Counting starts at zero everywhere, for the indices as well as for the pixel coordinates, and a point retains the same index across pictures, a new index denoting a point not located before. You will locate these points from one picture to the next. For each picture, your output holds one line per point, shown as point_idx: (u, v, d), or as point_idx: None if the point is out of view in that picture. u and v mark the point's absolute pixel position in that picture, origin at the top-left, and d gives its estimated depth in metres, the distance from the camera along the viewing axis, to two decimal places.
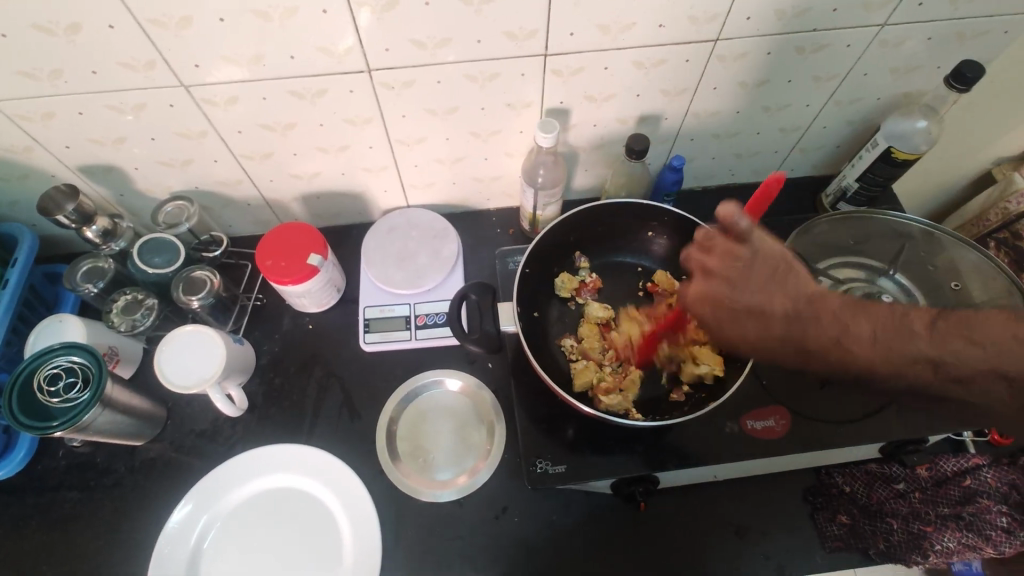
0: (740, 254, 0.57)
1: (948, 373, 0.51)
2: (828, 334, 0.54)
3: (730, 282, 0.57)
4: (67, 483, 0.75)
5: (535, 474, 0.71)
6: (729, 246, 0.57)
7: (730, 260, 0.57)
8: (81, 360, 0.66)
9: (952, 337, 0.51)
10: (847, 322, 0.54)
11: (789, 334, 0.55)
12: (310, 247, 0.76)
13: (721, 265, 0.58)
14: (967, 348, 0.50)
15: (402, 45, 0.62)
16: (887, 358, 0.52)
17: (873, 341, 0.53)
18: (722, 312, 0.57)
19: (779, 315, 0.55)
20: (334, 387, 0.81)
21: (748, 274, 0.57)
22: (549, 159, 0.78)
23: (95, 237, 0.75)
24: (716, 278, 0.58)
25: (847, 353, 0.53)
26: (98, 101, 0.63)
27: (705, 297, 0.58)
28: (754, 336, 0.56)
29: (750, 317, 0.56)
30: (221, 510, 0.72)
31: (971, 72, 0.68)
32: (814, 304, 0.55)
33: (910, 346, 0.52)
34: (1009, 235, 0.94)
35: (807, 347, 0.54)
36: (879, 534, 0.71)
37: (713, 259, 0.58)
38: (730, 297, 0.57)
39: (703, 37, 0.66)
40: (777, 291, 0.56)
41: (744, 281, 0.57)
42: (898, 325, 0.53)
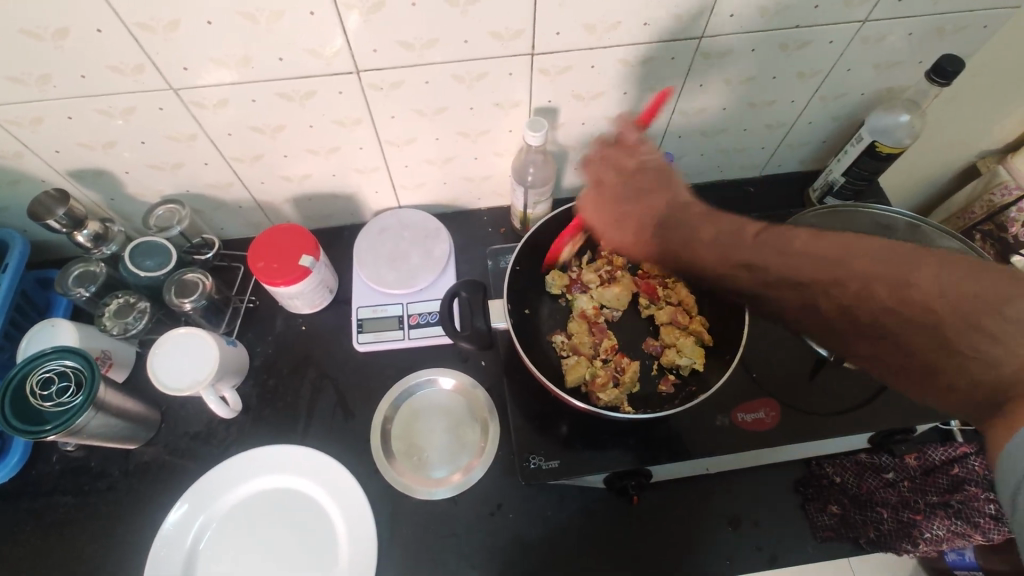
0: (629, 167, 0.60)
1: (757, 279, 0.53)
2: (681, 237, 0.56)
3: (619, 191, 0.60)
4: (61, 488, 0.75)
5: (528, 470, 0.71)
6: (621, 158, 0.61)
7: (621, 172, 0.60)
8: (73, 364, 0.66)
9: (774, 246, 0.53)
10: (699, 229, 0.56)
11: (653, 234, 0.57)
12: (302, 248, 0.76)
13: (613, 178, 0.61)
14: (784, 257, 0.52)
15: (389, 46, 0.62)
16: (724, 261, 0.54)
17: (718, 241, 0.55)
18: (606, 211, 0.60)
19: (650, 216, 0.57)
20: (327, 388, 0.81)
21: (633, 180, 0.60)
22: (538, 158, 0.78)
23: (85, 241, 0.75)
24: (610, 185, 0.60)
25: (690, 252, 0.56)
26: (87, 105, 0.63)
27: (594, 206, 0.61)
28: (632, 239, 0.58)
29: (626, 221, 0.58)
30: (217, 511, 0.72)
31: (952, 66, 0.69)
32: (682, 208, 0.58)
33: (738, 249, 0.54)
34: (993, 227, 0.95)
35: (667, 248, 0.56)
36: (869, 523, 0.72)
37: (607, 172, 0.61)
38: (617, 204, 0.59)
39: (687, 35, 0.67)
40: (651, 196, 0.59)
41: (632, 189, 0.59)
42: (739, 230, 0.55)
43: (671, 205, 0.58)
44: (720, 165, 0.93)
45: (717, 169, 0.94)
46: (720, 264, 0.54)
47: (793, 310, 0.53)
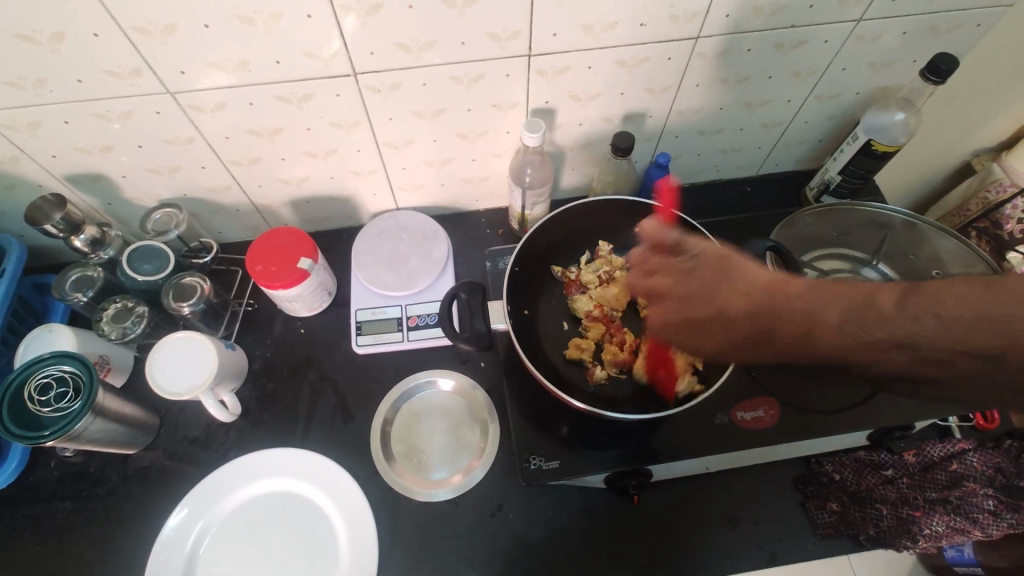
0: (682, 266, 0.59)
1: (925, 357, 0.46)
2: (777, 329, 0.51)
3: (683, 293, 0.57)
4: (60, 493, 0.75)
5: (529, 471, 0.71)
6: (670, 262, 0.60)
7: (677, 275, 0.59)
8: (72, 370, 0.66)
9: (921, 313, 0.46)
10: (796, 315, 0.51)
11: (748, 334, 0.53)
12: (300, 251, 0.76)
13: (671, 283, 0.58)
14: (944, 329, 0.45)
15: (387, 48, 0.62)
16: (853, 343, 0.48)
17: (836, 327, 0.49)
18: (678, 317, 0.57)
19: (734, 313, 0.54)
20: (327, 391, 0.81)
21: (700, 281, 0.57)
22: (536, 159, 0.78)
23: (83, 245, 0.75)
24: (672, 295, 0.58)
25: (798, 339, 0.50)
26: (85, 109, 0.63)
27: (668, 321, 0.58)
28: (720, 345, 0.55)
29: (702, 323, 0.55)
30: (217, 515, 0.72)
31: (946, 63, 0.69)
32: (769, 295, 0.52)
33: (877, 328, 0.47)
34: (989, 224, 0.96)
35: (770, 336, 0.52)
36: (868, 520, 0.72)
37: (665, 279, 0.59)
38: (690, 308, 0.56)
39: (684, 36, 0.67)
40: (726, 291, 0.55)
41: (699, 294, 0.56)
42: (860, 305, 0.48)
43: (754, 296, 0.53)
44: (716, 165, 0.93)
45: (714, 169, 0.95)
46: (859, 350, 0.48)
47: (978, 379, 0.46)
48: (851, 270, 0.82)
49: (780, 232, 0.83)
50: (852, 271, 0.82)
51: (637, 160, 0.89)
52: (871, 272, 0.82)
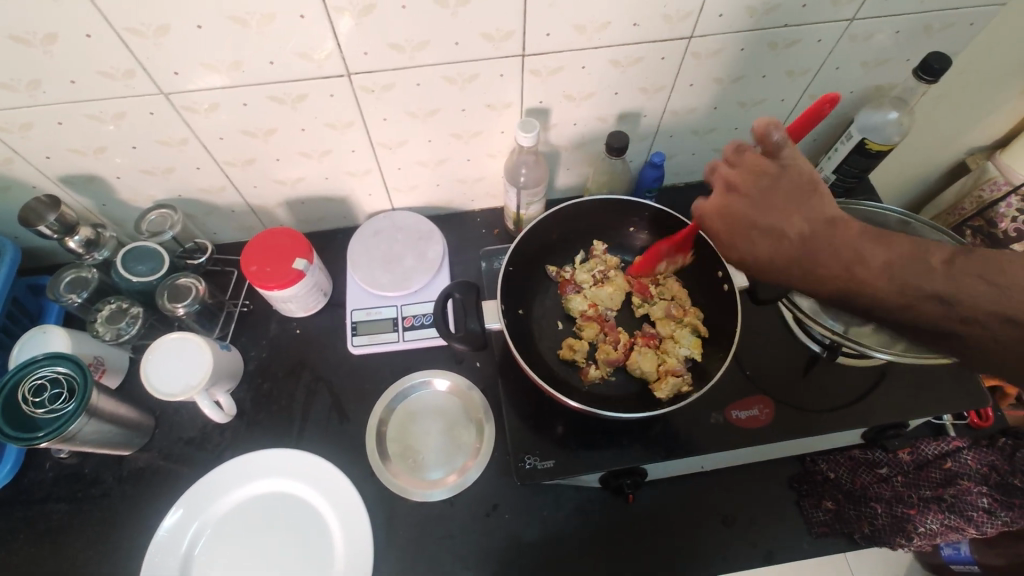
0: (766, 169, 0.53)
1: (955, 315, 0.45)
2: (826, 261, 0.49)
3: (752, 195, 0.53)
4: (55, 495, 0.75)
5: (524, 470, 0.71)
6: (757, 161, 0.54)
7: (756, 175, 0.54)
8: (66, 371, 0.66)
9: (967, 274, 0.45)
10: (852, 249, 0.48)
11: (795, 255, 0.51)
12: (295, 252, 0.76)
13: (745, 182, 0.54)
14: (994, 291, 0.44)
15: (380, 48, 0.63)
16: (894, 289, 0.47)
17: (886, 271, 0.47)
18: (737, 213, 0.54)
19: (792, 232, 0.51)
20: (322, 391, 0.81)
21: (772, 189, 0.52)
22: (530, 158, 0.78)
23: (78, 246, 0.75)
24: (743, 194, 0.54)
25: (846, 275, 0.49)
26: (78, 111, 0.63)
27: (722, 212, 0.56)
28: (765, 256, 0.53)
29: (759, 233, 0.53)
30: (212, 516, 0.72)
31: (938, 62, 0.69)
32: (832, 227, 0.50)
33: (923, 279, 0.46)
34: (983, 222, 0.95)
35: (814, 268, 0.50)
36: (864, 518, 0.72)
37: (739, 173, 0.55)
38: (752, 214, 0.53)
39: (677, 35, 0.67)
40: (795, 209, 0.51)
41: (768, 202, 0.52)
42: (914, 257, 0.47)
43: (819, 221, 0.50)
44: None
45: None
46: (897, 298, 0.47)
47: (995, 352, 0.45)
48: None
49: None
50: None
51: (631, 160, 0.89)
52: None
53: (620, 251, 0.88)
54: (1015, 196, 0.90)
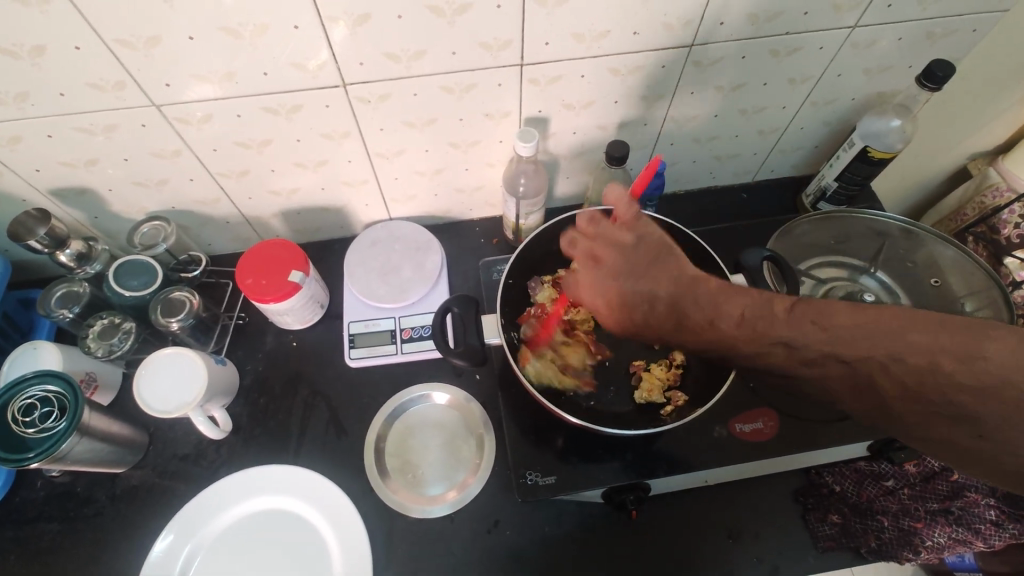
0: (626, 239, 0.60)
1: (797, 356, 0.49)
2: (693, 324, 0.54)
3: (618, 263, 0.59)
4: (46, 514, 0.73)
5: (525, 487, 0.70)
6: (617, 233, 0.61)
7: (618, 246, 0.60)
8: (56, 389, 0.65)
9: (805, 320, 0.48)
10: (710, 314, 0.53)
11: (663, 316, 0.56)
12: (290, 264, 0.75)
13: (609, 256, 0.60)
14: (820, 337, 0.47)
15: (376, 59, 0.61)
16: (749, 342, 0.51)
17: (740, 325, 0.51)
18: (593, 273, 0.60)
19: (653, 298, 0.56)
20: (319, 406, 0.80)
21: (630, 253, 0.59)
22: (530, 167, 0.78)
23: (69, 260, 0.74)
24: (601, 259, 0.61)
25: (708, 330, 0.53)
26: (69, 124, 0.62)
27: (593, 277, 0.60)
28: (631, 316, 0.58)
29: (627, 303, 0.58)
30: (205, 538, 0.70)
31: (941, 70, 0.69)
32: (684, 290, 0.55)
33: (769, 331, 0.50)
34: (986, 229, 0.94)
35: (675, 324, 0.55)
36: (870, 531, 0.72)
37: (600, 245, 0.61)
38: (620, 281, 0.58)
39: (678, 44, 0.66)
40: (652, 273, 0.57)
41: (628, 267, 0.58)
42: (762, 309, 0.51)
43: (677, 286, 0.55)
44: (713, 171, 0.92)
45: (710, 176, 0.94)
46: (754, 348, 0.51)
47: (842, 388, 0.49)
48: (849, 279, 0.81)
49: (778, 242, 0.82)
50: (850, 279, 0.81)
51: (632, 168, 0.88)
52: (870, 281, 0.80)
53: None
54: (1019, 203, 0.89)
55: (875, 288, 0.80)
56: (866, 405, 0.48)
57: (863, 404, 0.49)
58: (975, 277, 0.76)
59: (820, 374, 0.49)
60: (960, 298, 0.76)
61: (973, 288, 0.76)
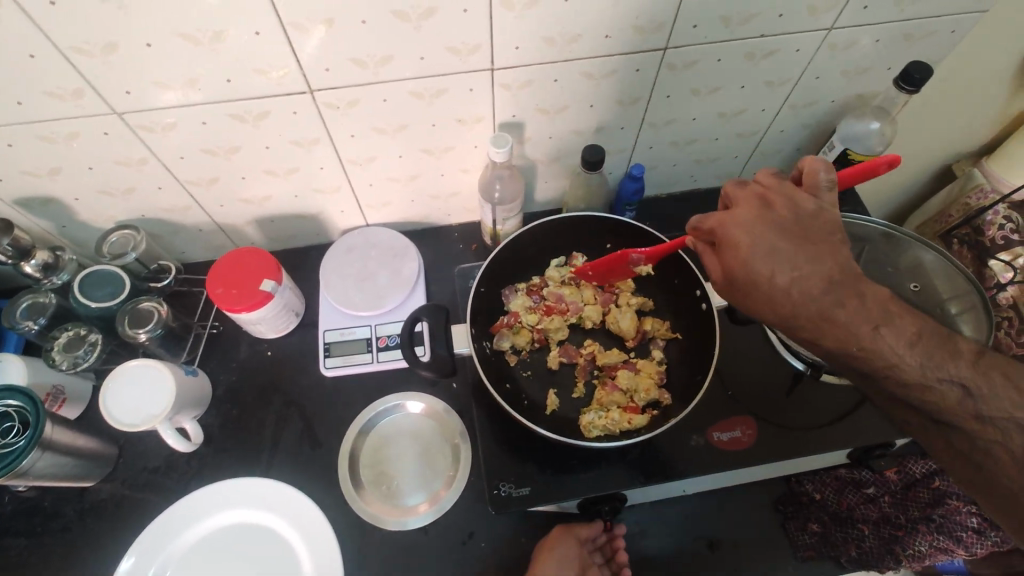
0: (806, 205, 0.53)
1: (973, 407, 0.49)
2: (847, 320, 0.50)
3: (792, 227, 0.52)
4: (13, 529, 0.72)
5: (498, 498, 0.69)
6: (798, 195, 0.53)
7: (796, 210, 0.53)
8: (17, 403, 0.64)
9: (995, 375, 0.49)
10: (871, 315, 0.50)
11: (827, 297, 0.50)
12: (263, 273, 0.74)
13: (780, 209, 0.53)
14: (1020, 401, 0.48)
15: (342, 64, 0.60)
16: (919, 372, 0.50)
17: (912, 348, 0.50)
18: (763, 230, 0.52)
19: (824, 274, 0.50)
20: (293, 417, 0.78)
21: (809, 221, 0.52)
22: (506, 173, 0.76)
23: (34, 271, 0.72)
24: (771, 214, 0.53)
25: (869, 338, 0.50)
26: (28, 132, 0.60)
27: (753, 232, 0.52)
28: (795, 284, 0.50)
29: (796, 272, 0.50)
30: (172, 554, 0.69)
31: (919, 72, 0.68)
32: (859, 288, 0.50)
33: (949, 366, 0.50)
34: (970, 231, 0.93)
35: (835, 314, 0.50)
36: (851, 540, 0.71)
37: (778, 197, 0.53)
38: (782, 244, 0.51)
39: (652, 46, 0.65)
40: (832, 251, 0.51)
41: (808, 237, 0.51)
42: (942, 345, 0.50)
43: (854, 280, 0.50)
44: (693, 175, 0.91)
45: (691, 179, 0.93)
46: (922, 376, 0.50)
47: (1004, 455, 0.49)
48: None
49: None
50: None
51: (610, 173, 0.87)
52: None
53: None
54: (1003, 204, 0.88)
55: None
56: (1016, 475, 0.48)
57: (1012, 483, 0.48)
58: (956, 279, 0.76)
59: (994, 438, 0.49)
60: (944, 301, 0.75)
61: (957, 291, 0.75)
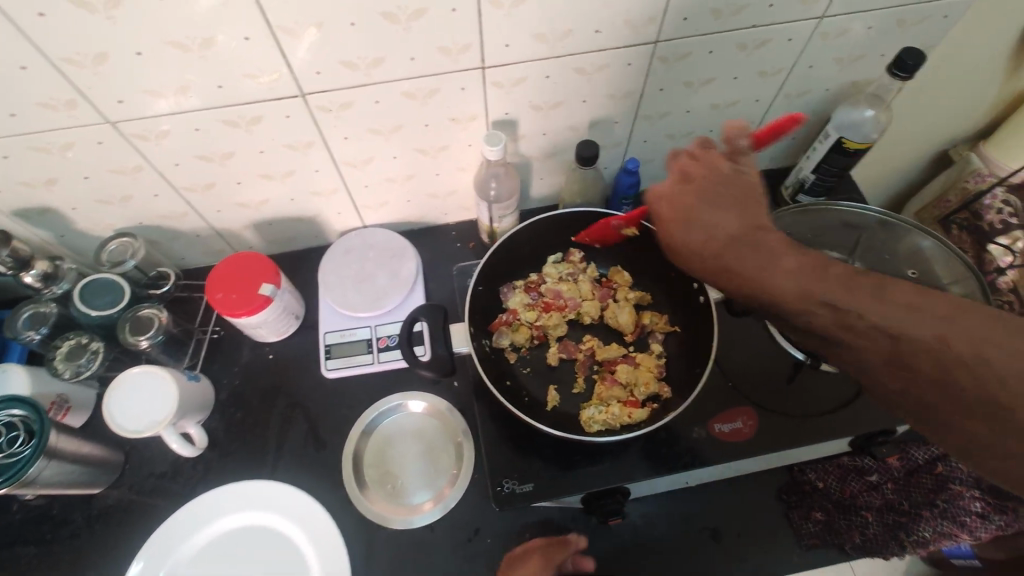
0: (723, 168, 0.53)
1: (842, 321, 0.45)
2: (746, 268, 0.48)
3: (702, 189, 0.52)
4: (23, 537, 0.72)
5: (502, 495, 0.69)
6: (718, 159, 0.54)
7: (712, 174, 0.53)
8: (21, 413, 0.64)
9: (867, 289, 0.45)
10: (813, 272, 0.46)
11: (726, 250, 0.49)
12: (261, 276, 0.74)
13: (697, 173, 0.53)
14: (884, 308, 0.44)
15: (333, 67, 0.60)
16: (795, 297, 0.47)
17: (792, 276, 0.47)
18: (681, 198, 0.53)
19: (727, 230, 0.50)
20: (296, 419, 0.79)
21: (721, 182, 0.52)
22: (501, 171, 0.76)
23: (34, 280, 0.73)
24: (687, 179, 0.54)
25: (762, 279, 0.48)
26: (23, 144, 0.61)
27: (673, 202, 0.54)
28: (703, 243, 0.51)
29: (703, 232, 0.51)
30: (180, 558, 0.69)
31: (912, 58, 0.67)
32: (759, 238, 0.49)
33: (825, 286, 0.46)
34: (969, 216, 0.92)
35: (735, 265, 0.49)
36: (854, 527, 0.72)
37: (697, 164, 0.54)
38: (696, 208, 0.52)
39: (643, 40, 0.65)
40: (739, 208, 0.50)
41: (715, 195, 0.52)
42: (823, 269, 0.47)
43: (754, 228, 0.49)
44: None
45: None
46: (797, 300, 0.47)
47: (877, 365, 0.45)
48: None
49: None
50: None
51: (606, 167, 0.87)
52: None
53: (598, 262, 0.85)
54: (1001, 188, 0.88)
55: None
56: (896, 383, 0.45)
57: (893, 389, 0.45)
58: (955, 264, 0.75)
59: (867, 347, 0.45)
60: (942, 286, 0.75)
61: (955, 276, 0.75)
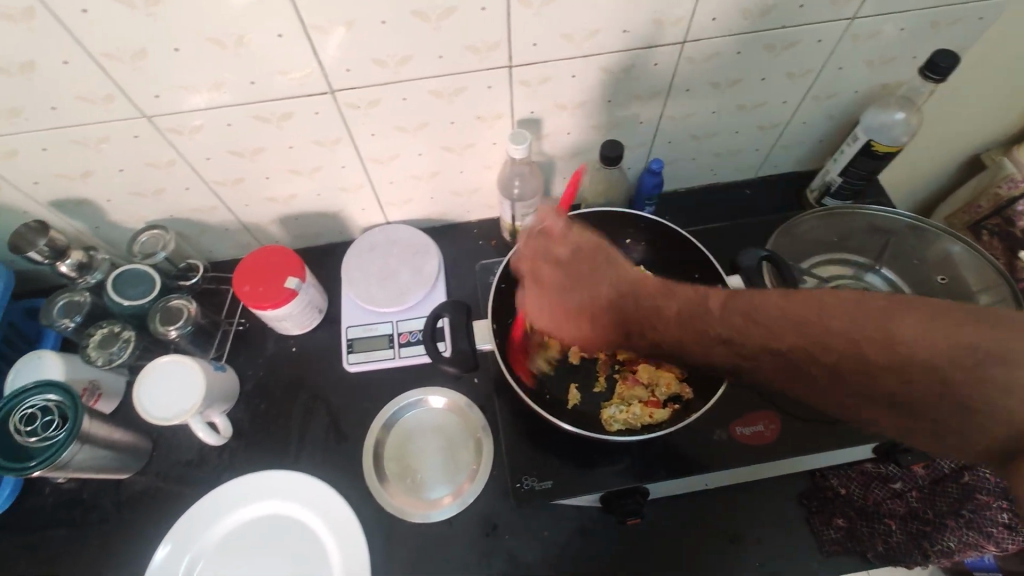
0: (560, 254, 0.61)
1: (733, 351, 0.52)
2: (639, 333, 0.57)
3: (559, 283, 0.61)
4: (55, 520, 0.75)
5: (522, 491, 0.70)
6: (551, 244, 0.62)
7: (557, 264, 0.61)
8: (56, 398, 0.66)
9: (737, 315, 0.51)
10: (690, 316, 0.54)
11: (604, 322, 0.59)
12: (288, 270, 0.76)
13: (548, 267, 0.62)
14: (744, 327, 0.50)
15: (363, 64, 0.61)
16: (693, 340, 0.54)
17: (675, 322, 0.55)
18: (546, 300, 0.62)
19: (593, 307, 0.59)
20: (319, 411, 0.80)
21: (566, 267, 0.61)
22: (525, 169, 0.76)
23: (70, 270, 0.75)
24: (543, 278, 0.62)
25: (654, 331, 0.56)
26: (63, 137, 0.62)
27: (548, 304, 0.62)
28: (580, 331, 0.61)
29: (573, 318, 0.61)
30: (205, 545, 0.71)
31: (946, 60, 0.66)
32: (622, 297, 0.58)
33: (709, 324, 0.53)
34: (1001, 221, 0.94)
35: (619, 330, 0.59)
36: (877, 535, 0.71)
37: (542, 261, 0.62)
38: (561, 299, 0.61)
39: (670, 40, 0.65)
40: (590, 283, 0.60)
41: (570, 281, 0.60)
42: (697, 307, 0.54)
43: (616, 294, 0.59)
44: (714, 169, 0.91)
45: (711, 173, 0.92)
46: (689, 339, 0.54)
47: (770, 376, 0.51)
48: (854, 276, 0.79)
49: (778, 240, 0.79)
50: (855, 276, 0.79)
51: (629, 167, 0.87)
52: (876, 278, 0.79)
53: None
54: None
55: (881, 285, 0.79)
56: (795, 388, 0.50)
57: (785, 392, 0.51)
58: (986, 271, 0.74)
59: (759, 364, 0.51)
60: (971, 294, 0.74)
61: (985, 283, 0.73)
